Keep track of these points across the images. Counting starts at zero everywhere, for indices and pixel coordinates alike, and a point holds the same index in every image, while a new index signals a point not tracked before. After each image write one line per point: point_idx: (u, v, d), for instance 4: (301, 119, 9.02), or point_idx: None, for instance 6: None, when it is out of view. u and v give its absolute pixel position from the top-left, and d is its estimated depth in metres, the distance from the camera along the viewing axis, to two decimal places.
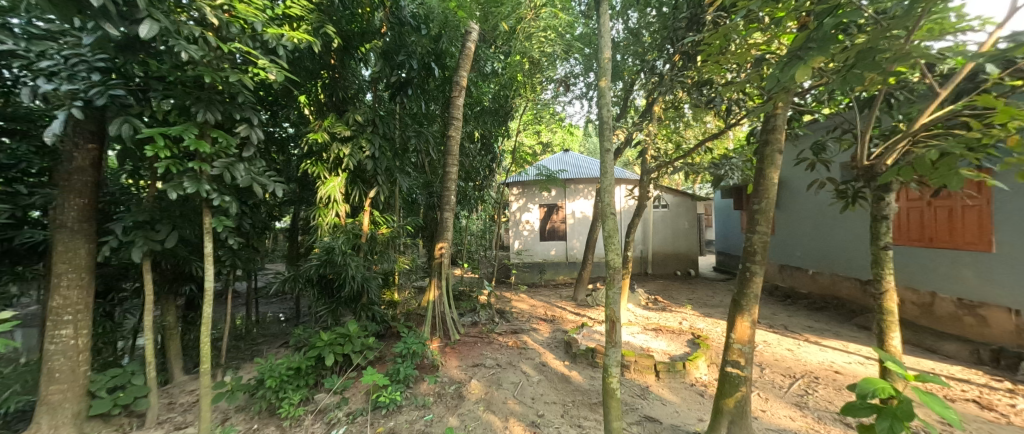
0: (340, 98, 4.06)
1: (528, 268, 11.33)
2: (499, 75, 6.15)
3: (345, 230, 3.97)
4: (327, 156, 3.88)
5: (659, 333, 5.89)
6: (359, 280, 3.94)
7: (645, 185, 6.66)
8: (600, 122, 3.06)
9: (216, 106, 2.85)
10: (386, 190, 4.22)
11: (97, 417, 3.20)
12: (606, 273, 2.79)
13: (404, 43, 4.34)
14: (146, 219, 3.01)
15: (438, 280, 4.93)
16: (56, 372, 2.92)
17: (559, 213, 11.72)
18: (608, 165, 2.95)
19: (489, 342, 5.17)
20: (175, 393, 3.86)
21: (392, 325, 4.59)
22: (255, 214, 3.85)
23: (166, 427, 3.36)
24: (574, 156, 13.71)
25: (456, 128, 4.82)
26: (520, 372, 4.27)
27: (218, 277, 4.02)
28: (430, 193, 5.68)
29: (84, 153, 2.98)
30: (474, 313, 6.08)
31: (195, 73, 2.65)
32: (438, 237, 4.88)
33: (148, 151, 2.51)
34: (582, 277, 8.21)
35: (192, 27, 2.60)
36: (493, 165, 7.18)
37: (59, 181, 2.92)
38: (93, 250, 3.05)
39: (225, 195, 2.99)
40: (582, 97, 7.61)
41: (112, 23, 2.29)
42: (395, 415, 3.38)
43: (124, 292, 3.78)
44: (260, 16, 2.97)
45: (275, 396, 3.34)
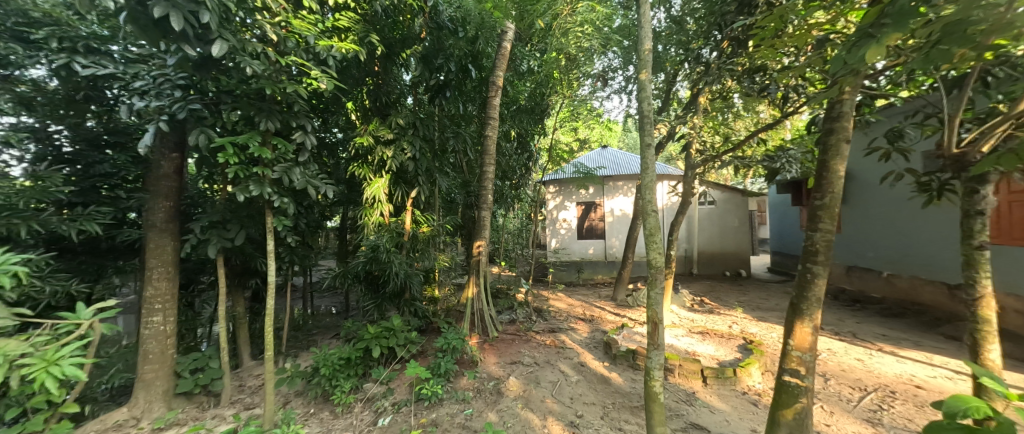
0: (383, 103, 4.25)
1: (566, 267, 11.22)
2: (535, 73, 6.14)
3: (389, 229, 4.16)
4: (372, 159, 4.09)
5: (706, 337, 5.60)
6: (402, 276, 4.12)
7: (689, 180, 6.35)
8: (640, 116, 2.97)
9: (276, 116, 3.10)
10: (426, 190, 4.37)
11: (182, 395, 3.63)
12: (648, 273, 2.72)
13: (442, 46, 4.46)
14: (219, 220, 3.36)
15: (477, 277, 5.02)
16: (150, 354, 3.35)
17: (597, 211, 11.49)
18: (648, 160, 2.86)
19: (527, 340, 5.19)
20: (244, 377, 4.27)
21: (433, 320, 4.76)
22: (309, 214, 4.14)
23: (237, 406, 3.72)
24: (613, 152, 13.36)
25: (493, 128, 4.88)
26: (558, 371, 4.25)
27: (279, 272, 4.38)
28: (468, 192, 5.84)
29: (170, 161, 3.38)
30: (511, 311, 6.14)
31: (258, 86, 2.90)
32: (476, 235, 4.98)
33: (220, 158, 2.80)
34: (622, 277, 7.99)
35: (255, 44, 2.85)
36: (529, 164, 7.21)
37: (150, 186, 3.33)
38: (177, 247, 3.45)
39: (284, 197, 3.25)
40: (621, 91, 7.38)
41: (190, 44, 2.59)
42: (437, 407, 3.50)
43: (202, 284, 4.23)
44: (312, 30, 3.19)
45: (329, 384, 3.59)
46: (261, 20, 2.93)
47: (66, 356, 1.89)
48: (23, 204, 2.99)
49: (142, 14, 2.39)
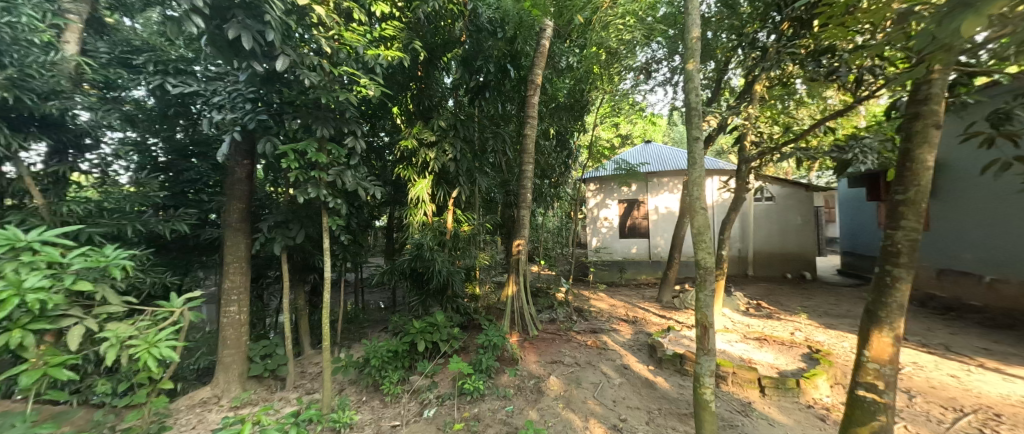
0: (426, 106, 4.40)
1: (607, 266, 10.93)
2: (575, 69, 6.06)
3: (432, 228, 4.33)
4: (416, 160, 4.24)
5: (764, 343, 5.20)
6: (444, 273, 4.26)
7: (743, 175, 5.92)
8: (687, 108, 2.83)
9: (330, 123, 3.33)
10: (467, 190, 4.48)
11: (254, 378, 4.03)
12: (696, 274, 2.64)
13: (482, 48, 4.55)
14: (284, 220, 3.69)
15: (517, 276, 5.06)
16: (228, 339, 3.76)
17: (640, 209, 11.08)
18: (697, 155, 2.73)
19: (567, 339, 5.14)
20: (306, 364, 4.64)
21: (474, 317, 4.86)
22: (359, 214, 4.40)
23: (300, 390, 4.06)
24: (657, 148, 12.82)
25: (532, 126, 4.89)
26: (601, 373, 4.16)
27: (334, 268, 4.72)
28: (507, 191, 5.96)
29: (242, 167, 3.75)
30: (551, 310, 6.12)
31: (315, 96, 3.13)
32: (515, 234, 5.02)
33: (284, 163, 3.06)
34: (668, 278, 7.64)
35: (312, 57, 3.08)
36: (569, 162, 7.15)
37: (227, 190, 3.72)
38: (249, 244, 3.83)
39: (337, 198, 3.48)
40: (665, 83, 7.04)
41: (259, 61, 2.85)
42: (479, 403, 3.58)
43: (269, 278, 4.67)
44: (362, 41, 3.39)
45: (379, 374, 3.81)
46: (317, 35, 3.16)
47: (162, 339, 2.16)
48: (130, 207, 3.50)
49: (219, 36, 2.68)
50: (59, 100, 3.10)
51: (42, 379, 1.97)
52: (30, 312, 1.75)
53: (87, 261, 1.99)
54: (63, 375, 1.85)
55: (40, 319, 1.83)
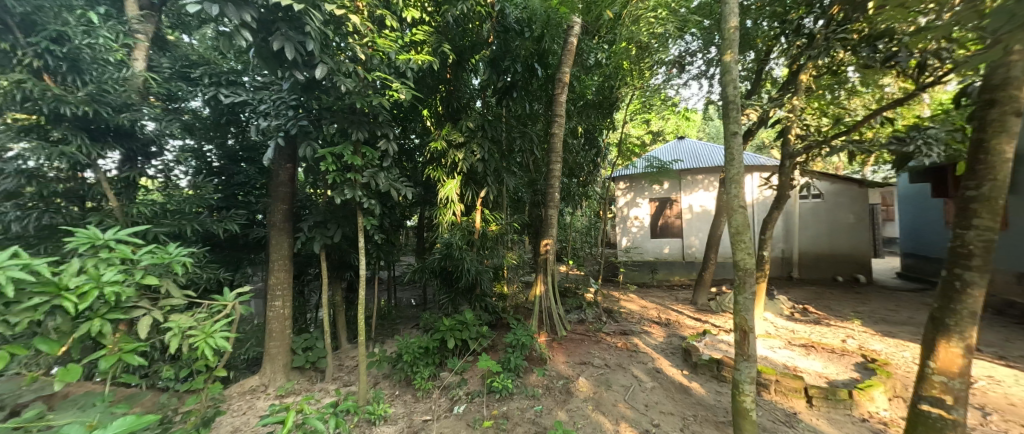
0: (455, 108, 4.47)
1: (638, 267, 10.64)
2: (603, 66, 5.99)
3: (461, 228, 4.40)
4: (445, 161, 4.29)
5: (811, 350, 4.88)
6: (473, 272, 4.34)
7: (786, 171, 5.56)
8: (724, 102, 2.73)
9: (364, 126, 3.47)
10: (494, 190, 4.53)
11: (297, 369, 4.27)
12: (735, 276, 2.60)
13: (509, 49, 4.59)
14: (322, 220, 3.91)
15: (544, 276, 5.05)
16: (274, 332, 4.02)
17: (673, 207, 10.70)
18: (734, 150, 2.66)
19: (597, 341, 5.07)
20: (343, 357, 4.86)
21: (502, 316, 4.91)
22: (392, 214, 4.56)
23: (338, 382, 4.26)
24: (692, 144, 12.32)
25: (559, 125, 4.86)
26: (632, 376, 4.06)
27: (369, 266, 4.91)
28: (535, 191, 6.00)
29: (285, 170, 3.99)
30: (580, 310, 6.05)
31: (350, 101, 3.28)
32: (543, 234, 5.01)
33: (322, 166, 3.22)
34: (703, 279, 7.32)
35: (348, 64, 3.21)
36: (598, 160, 7.07)
37: (272, 192, 3.97)
38: (291, 243, 4.06)
39: (372, 199, 3.62)
40: (701, 76, 6.75)
41: (300, 70, 3.02)
42: (508, 401, 3.61)
43: (310, 275, 4.93)
44: (394, 46, 3.50)
45: (411, 369, 3.92)
46: (352, 43, 3.29)
47: (217, 330, 2.35)
48: (188, 209, 3.79)
49: (265, 48, 2.87)
50: (130, 112, 3.46)
51: (117, 363, 2.20)
52: (108, 303, 1.96)
53: (153, 257, 2.19)
54: (135, 360, 2.07)
55: (115, 310, 2.04)
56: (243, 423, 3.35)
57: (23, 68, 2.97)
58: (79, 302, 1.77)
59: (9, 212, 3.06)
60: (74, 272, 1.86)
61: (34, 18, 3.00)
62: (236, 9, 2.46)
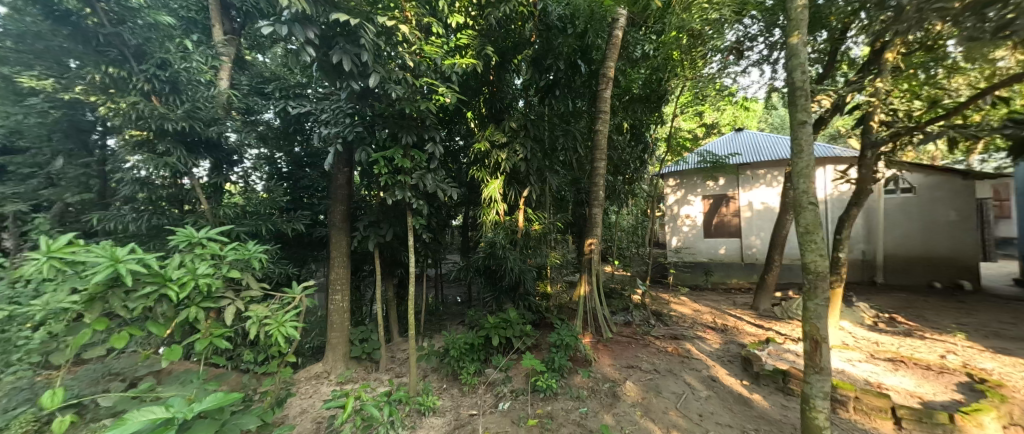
0: (498, 108, 4.50)
1: (690, 268, 10.06)
2: (650, 58, 5.71)
3: (504, 227, 4.44)
4: (489, 162, 4.33)
5: (900, 366, 4.29)
6: (516, 271, 4.38)
7: (868, 163, 4.93)
8: (791, 90, 2.52)
9: (412, 131, 3.62)
10: (538, 189, 4.52)
11: (354, 359, 4.57)
12: (805, 280, 2.39)
13: (552, 47, 4.56)
14: (376, 221, 4.17)
15: (589, 276, 4.96)
16: (334, 323, 4.33)
17: (730, 205, 9.97)
18: (803, 142, 2.43)
19: (645, 344, 4.88)
20: (395, 349, 5.12)
21: (546, 316, 4.90)
22: (438, 214, 4.73)
23: (391, 373, 4.52)
24: (751, 136, 11.40)
25: (604, 122, 4.76)
26: (684, 382, 3.87)
27: (418, 263, 5.13)
28: (578, 190, 5.96)
29: (343, 174, 4.27)
30: (627, 312, 5.88)
31: (401, 107, 3.45)
32: (587, 233, 4.92)
33: (376, 169, 3.42)
34: (766, 282, 6.74)
35: (398, 72, 3.37)
36: (645, 157, 6.84)
37: (332, 194, 4.28)
38: (348, 242, 4.36)
39: (420, 200, 3.77)
40: (762, 62, 6.21)
41: (357, 79, 3.22)
42: (553, 401, 3.59)
43: (365, 271, 5.25)
44: (439, 52, 3.61)
45: (457, 364, 4.03)
46: (402, 51, 3.44)
47: (288, 320, 2.60)
48: (263, 210, 4.21)
49: (326, 62, 3.13)
50: (217, 125, 3.91)
51: (208, 346, 2.52)
52: (201, 293, 2.26)
53: (236, 253, 2.48)
54: (222, 344, 2.37)
55: (207, 299, 2.34)
56: (309, 405, 3.66)
57: (137, 92, 3.52)
58: (180, 291, 2.07)
59: (127, 214, 3.61)
60: (175, 265, 2.16)
61: (144, 48, 3.65)
62: (302, 28, 2.72)
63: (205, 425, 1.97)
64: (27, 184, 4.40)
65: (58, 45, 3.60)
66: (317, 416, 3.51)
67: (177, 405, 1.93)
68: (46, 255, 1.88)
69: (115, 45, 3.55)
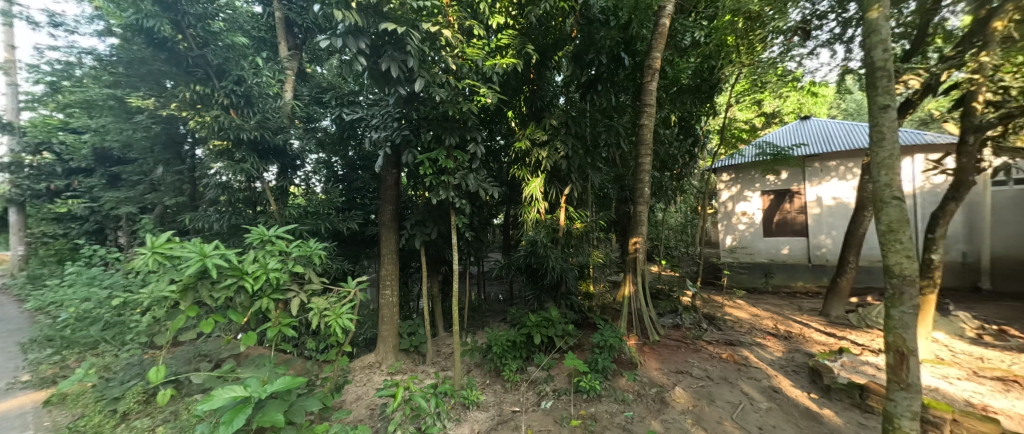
0: (538, 107, 4.49)
1: (747, 269, 9.35)
2: (702, 45, 5.40)
3: (546, 225, 4.42)
4: (530, 160, 4.31)
5: (1014, 387, 3.65)
6: (558, 270, 4.35)
7: (970, 149, 4.26)
8: (870, 71, 2.24)
9: (455, 132, 3.71)
10: (579, 187, 4.43)
11: (403, 351, 4.80)
12: (888, 285, 2.12)
13: (594, 41, 4.43)
14: (422, 219, 4.35)
15: (634, 276, 4.81)
16: (385, 316, 4.57)
17: (794, 201, 9.14)
18: (886, 129, 2.16)
19: (696, 349, 4.63)
20: (441, 344, 5.29)
21: (589, 316, 4.83)
22: (480, 213, 4.81)
23: (436, 366, 4.69)
24: (820, 124, 10.33)
25: (649, 115, 4.56)
26: (741, 391, 3.61)
27: (461, 261, 5.27)
28: (621, 187, 5.80)
29: (391, 175, 4.47)
30: (675, 315, 5.62)
31: (444, 110, 3.54)
32: (631, 231, 4.75)
33: (421, 170, 3.55)
34: (839, 286, 6.07)
35: (442, 76, 3.45)
36: (694, 151, 6.51)
37: (382, 194, 4.50)
38: (396, 239, 4.54)
39: (463, 200, 3.85)
40: (833, 42, 5.59)
41: (404, 85, 3.36)
42: (596, 403, 3.52)
43: (412, 268, 5.49)
44: (481, 54, 3.68)
45: (499, 361, 4.08)
46: (445, 55, 3.51)
47: (344, 312, 2.80)
48: (322, 210, 4.55)
49: (376, 70, 3.31)
50: (283, 133, 4.29)
51: (277, 334, 2.77)
52: (271, 285, 2.51)
53: (301, 250, 2.72)
54: (289, 332, 2.62)
55: (277, 291, 2.58)
56: (363, 393, 3.90)
57: (218, 106, 3.98)
58: (255, 283, 2.31)
59: (211, 215, 4.09)
60: (250, 260, 2.41)
61: (224, 67, 4.15)
62: (354, 39, 2.91)
63: (276, 405, 2.19)
64: (137, 190, 5.16)
65: (157, 68, 4.21)
66: (371, 402, 3.73)
67: (253, 385, 2.18)
68: (151, 251, 2.19)
69: (201, 65, 4.07)
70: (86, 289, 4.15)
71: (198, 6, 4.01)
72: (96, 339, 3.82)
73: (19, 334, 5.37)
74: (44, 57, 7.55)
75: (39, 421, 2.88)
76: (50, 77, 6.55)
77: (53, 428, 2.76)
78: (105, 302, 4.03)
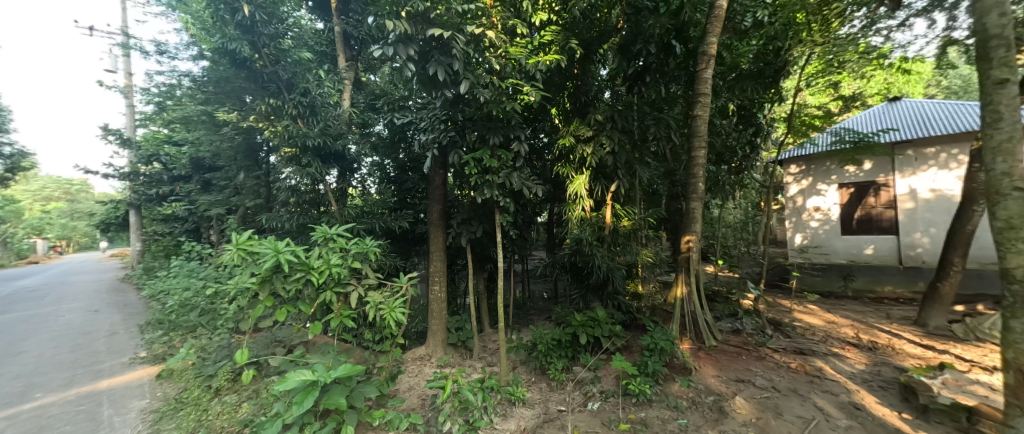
0: (582, 103, 4.42)
1: (821, 272, 8.34)
2: (765, 26, 4.93)
3: (591, 223, 4.32)
4: (574, 157, 4.23)
5: None
6: (604, 269, 4.23)
7: None
8: (984, 39, 1.91)
9: (499, 131, 3.75)
10: (626, 183, 4.27)
11: (452, 345, 4.96)
12: (1006, 292, 1.81)
13: (641, 30, 4.22)
14: (468, 218, 4.47)
15: (687, 276, 4.55)
16: (434, 311, 4.75)
17: (880, 194, 8.09)
18: (1002, 109, 1.83)
19: (759, 357, 4.27)
20: (487, 340, 5.38)
21: (638, 317, 4.65)
22: (524, 211, 4.83)
23: (483, 361, 4.79)
24: (915, 106, 8.98)
25: (704, 105, 4.27)
26: (814, 406, 3.26)
27: (506, 259, 5.33)
28: (672, 182, 5.51)
29: (439, 175, 4.62)
30: (734, 319, 5.22)
31: (488, 110, 3.59)
32: (684, 229, 4.48)
33: (467, 170, 3.63)
34: (939, 292, 5.24)
35: (486, 76, 3.50)
36: (757, 141, 6.00)
37: (430, 194, 4.66)
38: (444, 237, 4.68)
39: (507, 198, 3.88)
40: (931, 9, 4.83)
41: (450, 88, 3.45)
42: (647, 408, 3.38)
43: (459, 265, 5.64)
44: (524, 52, 3.67)
45: (545, 359, 4.06)
46: (489, 56, 3.55)
47: (397, 306, 2.97)
48: (376, 210, 4.83)
49: (424, 75, 3.44)
50: (342, 139, 4.64)
51: (340, 324, 3.01)
52: (334, 279, 2.71)
53: (358, 247, 2.93)
54: (349, 323, 2.84)
55: (338, 284, 2.80)
56: (415, 383, 4.07)
57: (288, 117, 4.42)
58: (319, 277, 2.54)
59: (284, 215, 4.54)
60: (315, 256, 2.64)
61: (292, 80, 4.61)
62: (404, 46, 3.06)
63: (339, 389, 2.39)
64: (224, 193, 5.86)
65: (238, 85, 4.78)
66: (422, 392, 3.90)
67: (321, 370, 2.38)
68: (236, 246, 2.51)
69: (274, 80, 4.57)
70: (186, 280, 4.80)
71: (271, 27, 4.50)
72: (194, 323, 4.41)
73: (138, 317, 6.35)
74: (154, 81, 8.86)
75: (153, 392, 3.39)
76: (158, 98, 7.66)
77: (163, 398, 3.23)
78: (201, 292, 4.63)
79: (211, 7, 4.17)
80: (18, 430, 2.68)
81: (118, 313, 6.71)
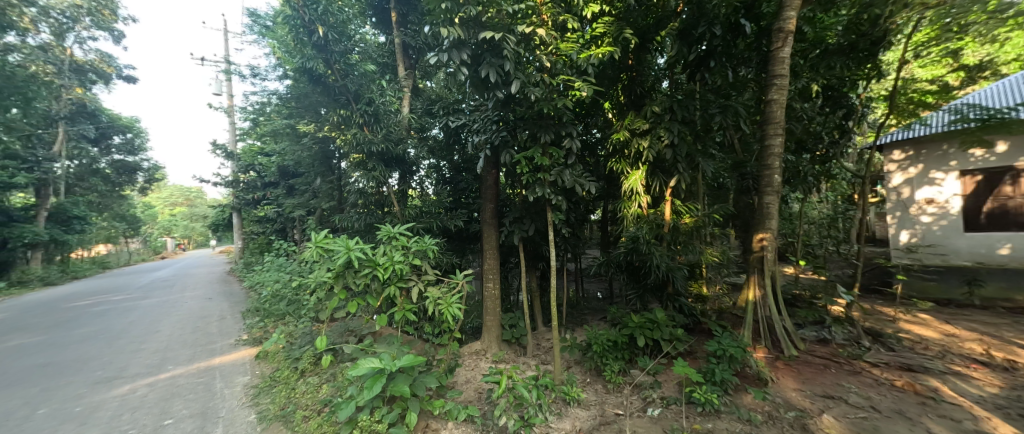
0: (638, 94, 4.21)
1: (936, 275, 6.99)
2: None
3: (649, 221, 4.09)
4: (629, 152, 4.02)
5: None
6: (664, 269, 3.99)
7: None
8: None
9: (551, 129, 3.69)
10: (688, 177, 3.98)
11: (507, 341, 5.03)
12: None
13: (705, 12, 3.79)
14: (520, 216, 4.50)
15: (760, 277, 4.14)
16: (489, 307, 4.85)
17: (1019, 182, 6.71)
18: None
19: (852, 372, 3.74)
20: (541, 338, 5.37)
21: (702, 321, 4.32)
22: (577, 209, 4.73)
23: (538, 359, 4.79)
24: None
25: (779, 88, 3.83)
26: (926, 430, 2.74)
27: (559, 257, 5.26)
28: (741, 175, 5.03)
29: (491, 175, 4.69)
30: (820, 327, 4.63)
31: (539, 108, 3.54)
32: (757, 227, 4.08)
33: (519, 169, 3.64)
34: None
35: (536, 75, 3.46)
36: (847, 125, 5.31)
37: (483, 194, 4.75)
38: (497, 235, 4.75)
39: (559, 196, 3.81)
40: None
41: (501, 89, 3.47)
42: (714, 419, 3.12)
43: (512, 263, 5.70)
44: (575, 47, 3.56)
45: (601, 360, 3.94)
46: (540, 54, 3.51)
47: (454, 301, 3.08)
48: (434, 210, 5.05)
49: (477, 78, 3.50)
50: (402, 144, 4.94)
51: (402, 317, 3.20)
52: (396, 275, 2.89)
53: (418, 245, 3.08)
54: (410, 316, 2.98)
55: (400, 280, 2.98)
56: (472, 376, 4.17)
57: (356, 125, 4.83)
58: (383, 272, 2.73)
59: (353, 215, 4.96)
60: (380, 254, 2.84)
61: (359, 92, 5.07)
62: (457, 52, 3.15)
63: (403, 378, 2.55)
64: (305, 197, 6.57)
65: (316, 99, 5.45)
66: (478, 386, 4.00)
67: (386, 359, 2.53)
68: (314, 244, 2.83)
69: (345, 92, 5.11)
70: (277, 274, 5.47)
71: (341, 45, 5.06)
72: (284, 311, 5.01)
73: (240, 305, 7.34)
74: (250, 100, 10.21)
75: (253, 370, 3.90)
76: (253, 115, 8.80)
77: (260, 376, 3.72)
78: (288, 284, 5.23)
79: (294, 32, 4.85)
80: (157, 395, 3.26)
81: (226, 301, 7.83)
